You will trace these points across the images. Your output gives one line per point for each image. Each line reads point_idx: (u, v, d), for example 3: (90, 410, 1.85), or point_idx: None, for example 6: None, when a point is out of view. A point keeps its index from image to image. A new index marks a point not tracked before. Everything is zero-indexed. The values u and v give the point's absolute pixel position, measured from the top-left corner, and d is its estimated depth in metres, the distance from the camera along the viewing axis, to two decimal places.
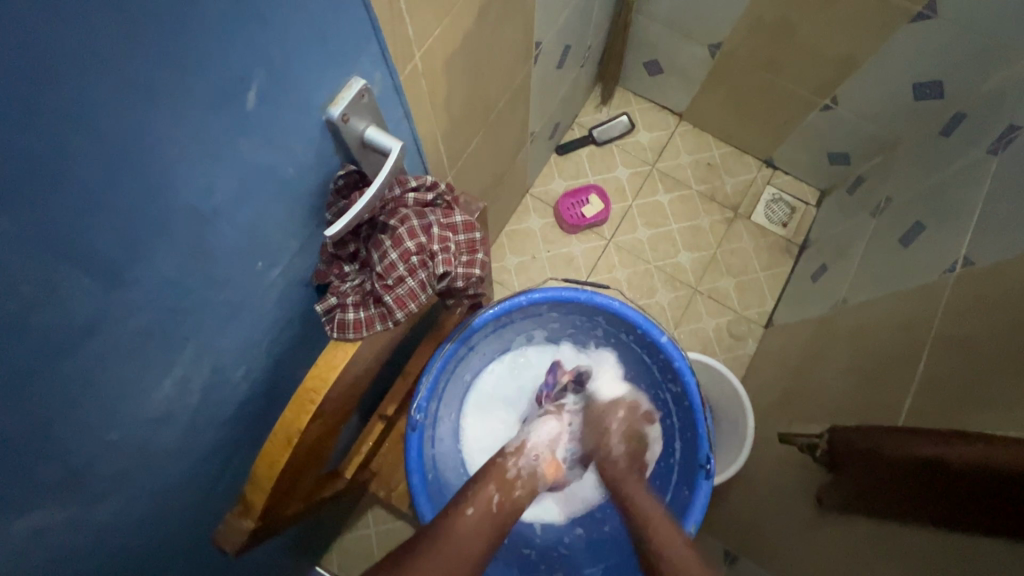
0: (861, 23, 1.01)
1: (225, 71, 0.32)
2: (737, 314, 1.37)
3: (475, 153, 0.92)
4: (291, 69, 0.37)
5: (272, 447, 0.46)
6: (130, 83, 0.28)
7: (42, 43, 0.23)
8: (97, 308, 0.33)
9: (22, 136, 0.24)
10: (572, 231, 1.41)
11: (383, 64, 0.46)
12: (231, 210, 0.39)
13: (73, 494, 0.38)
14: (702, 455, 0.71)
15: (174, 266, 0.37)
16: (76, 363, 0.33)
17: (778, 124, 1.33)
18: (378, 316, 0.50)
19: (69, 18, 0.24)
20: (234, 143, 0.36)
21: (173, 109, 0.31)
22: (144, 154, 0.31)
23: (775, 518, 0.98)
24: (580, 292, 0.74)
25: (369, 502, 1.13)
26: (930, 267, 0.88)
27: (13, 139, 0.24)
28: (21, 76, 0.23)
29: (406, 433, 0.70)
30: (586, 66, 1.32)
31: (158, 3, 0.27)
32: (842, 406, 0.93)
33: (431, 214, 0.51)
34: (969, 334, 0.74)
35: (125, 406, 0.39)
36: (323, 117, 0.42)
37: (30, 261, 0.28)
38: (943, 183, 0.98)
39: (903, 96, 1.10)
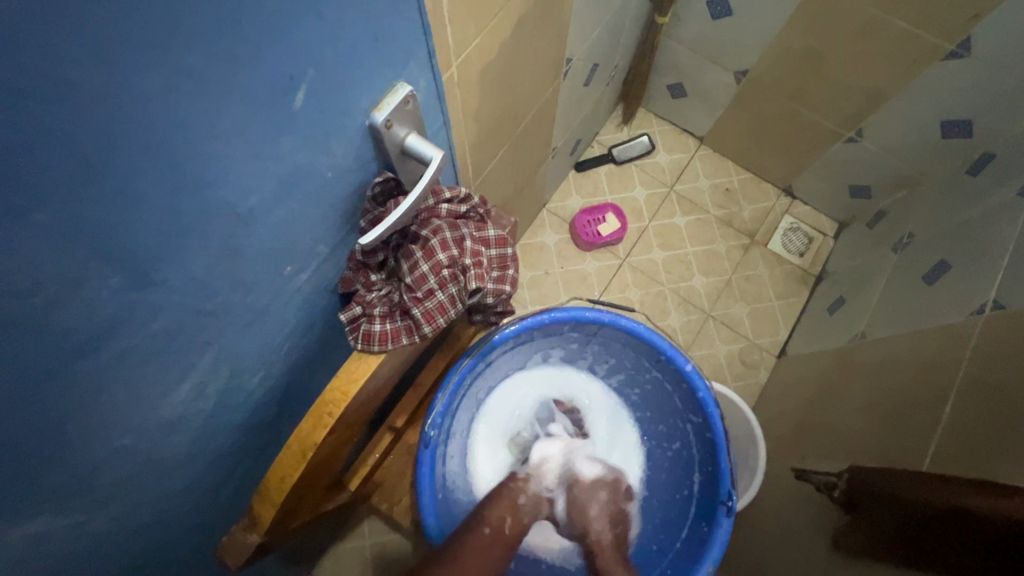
0: (892, 57, 1.01)
1: (276, 68, 0.31)
2: (750, 342, 1.34)
3: (499, 166, 0.91)
4: (340, 70, 0.35)
5: (285, 460, 0.44)
6: (182, 76, 0.27)
7: (98, 28, 0.22)
8: (123, 307, 0.31)
9: (65, 124, 0.23)
10: (587, 249, 1.39)
11: (428, 70, 0.45)
12: (266, 211, 0.38)
13: (76, 500, 0.36)
14: (724, 491, 0.68)
15: (203, 267, 0.35)
16: (95, 364, 0.32)
17: (800, 154, 1.32)
18: (405, 329, 0.49)
19: (129, 5, 0.23)
20: (277, 143, 0.35)
21: (221, 105, 0.30)
22: (188, 149, 0.30)
23: (785, 557, 0.94)
24: (603, 314, 0.72)
25: (365, 514, 1.10)
26: (957, 308, 0.86)
27: (55, 127, 0.23)
28: (72, 61, 0.22)
29: (419, 449, 0.69)
30: (611, 85, 1.31)
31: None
32: (860, 445, 0.90)
33: (463, 226, 0.50)
34: (999, 381, 0.71)
35: (138, 410, 0.37)
36: (366, 122, 0.41)
37: (63, 253, 0.27)
38: (970, 222, 0.96)
39: (931, 133, 1.09)
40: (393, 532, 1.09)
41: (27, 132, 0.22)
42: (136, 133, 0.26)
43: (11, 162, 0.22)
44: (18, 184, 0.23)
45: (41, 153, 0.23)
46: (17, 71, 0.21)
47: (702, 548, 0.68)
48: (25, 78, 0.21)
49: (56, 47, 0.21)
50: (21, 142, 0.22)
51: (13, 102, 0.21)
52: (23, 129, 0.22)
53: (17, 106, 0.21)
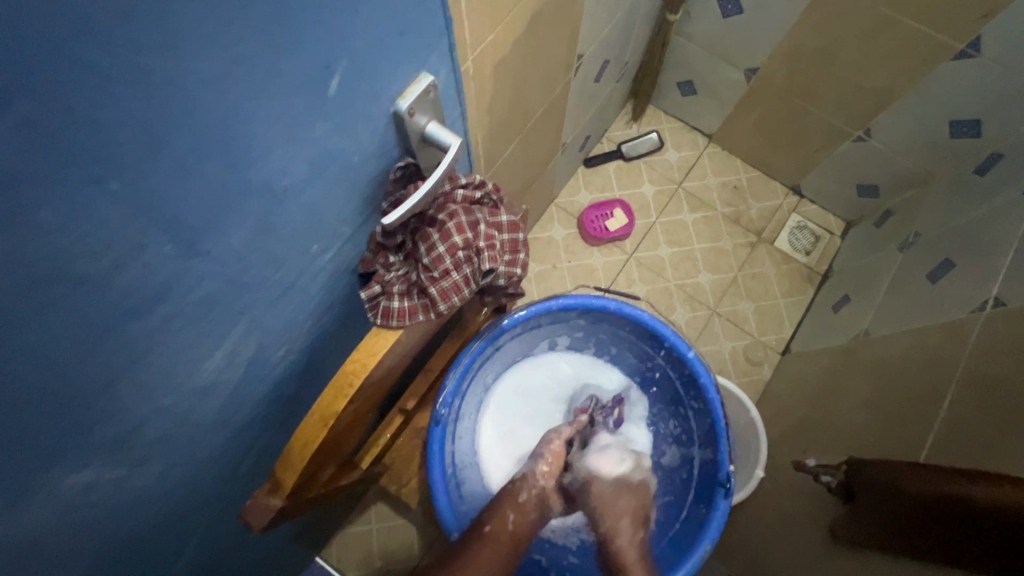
0: (901, 57, 1.02)
1: (315, 56, 0.34)
2: (754, 339, 1.36)
3: (510, 159, 0.94)
4: (370, 59, 0.38)
5: (308, 427, 0.47)
6: (231, 61, 0.30)
7: (163, 15, 0.25)
8: (173, 272, 0.35)
9: (136, 101, 0.27)
10: (594, 244, 1.41)
11: (449, 62, 0.47)
12: (299, 191, 0.40)
13: (119, 454, 0.39)
14: (722, 474, 0.72)
15: (242, 240, 0.38)
16: (146, 323, 0.35)
17: (808, 153, 1.33)
18: (421, 306, 0.51)
19: None
20: (312, 127, 0.37)
21: (264, 89, 0.32)
22: (234, 129, 0.32)
23: (784, 547, 0.96)
24: (610, 302, 0.75)
25: (374, 497, 1.13)
26: (959, 305, 0.88)
27: (129, 104, 0.26)
28: (142, 44, 0.25)
29: (429, 427, 0.72)
30: (622, 82, 1.33)
31: None
32: (860, 438, 0.92)
33: (478, 211, 0.53)
34: (997, 374, 0.73)
35: (179, 373, 0.40)
36: (390, 109, 0.43)
37: (122, 218, 0.30)
38: (975, 222, 0.97)
39: (939, 133, 1.10)
40: (401, 515, 1.12)
41: (99, 106, 0.25)
42: (189, 111, 0.29)
43: (90, 131, 0.26)
44: (89, 152, 0.26)
45: (116, 125, 0.26)
46: (94, 51, 0.24)
47: (700, 528, 0.70)
48: (99, 57, 0.24)
49: (126, 32, 0.24)
50: (93, 114, 0.25)
51: (89, 79, 0.24)
52: (96, 103, 0.25)
53: (92, 82, 0.24)
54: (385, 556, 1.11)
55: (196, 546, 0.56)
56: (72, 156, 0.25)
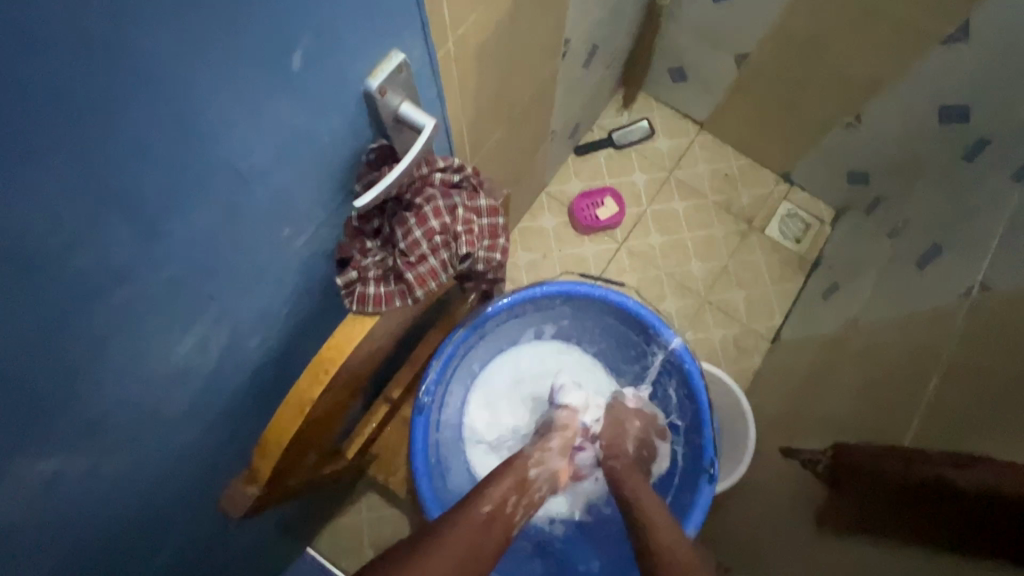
0: (890, 42, 1.01)
1: (276, 28, 0.33)
2: (745, 327, 1.36)
3: (497, 146, 0.93)
4: (336, 34, 0.37)
5: (284, 415, 0.46)
6: (186, 36, 0.28)
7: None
8: (133, 256, 0.33)
9: (82, 74, 0.25)
10: (585, 233, 1.41)
11: (422, 41, 0.46)
12: (266, 172, 0.39)
13: (87, 443, 0.39)
14: (707, 460, 0.72)
15: (207, 223, 0.37)
16: (107, 309, 0.34)
17: (799, 139, 1.32)
18: (398, 292, 0.50)
19: None
20: (277, 106, 0.36)
21: (222, 65, 0.31)
22: (193, 107, 0.31)
23: (770, 532, 0.97)
24: (594, 288, 0.75)
25: (364, 486, 1.13)
26: (946, 291, 0.88)
27: (73, 78, 0.25)
28: (88, 15, 0.24)
29: (413, 415, 0.72)
30: (612, 68, 1.31)
31: None
32: (847, 424, 0.92)
33: (456, 195, 0.52)
34: (981, 359, 0.73)
35: (146, 360, 0.39)
36: (361, 89, 0.42)
37: (75, 200, 0.28)
38: (965, 209, 0.97)
39: (928, 119, 1.10)
40: (390, 504, 1.12)
41: (41, 80, 0.24)
42: (142, 88, 0.28)
43: (31, 106, 0.24)
44: (33, 130, 0.25)
45: (61, 102, 0.25)
46: (34, 22, 0.22)
47: (684, 513, 0.71)
48: (38, 29, 0.23)
49: (69, 1, 0.23)
50: (33, 86, 0.24)
51: (29, 53, 0.23)
52: (38, 77, 0.24)
53: (32, 55, 0.23)
54: (375, 545, 1.11)
55: (176, 535, 0.56)
56: (16, 134, 0.24)
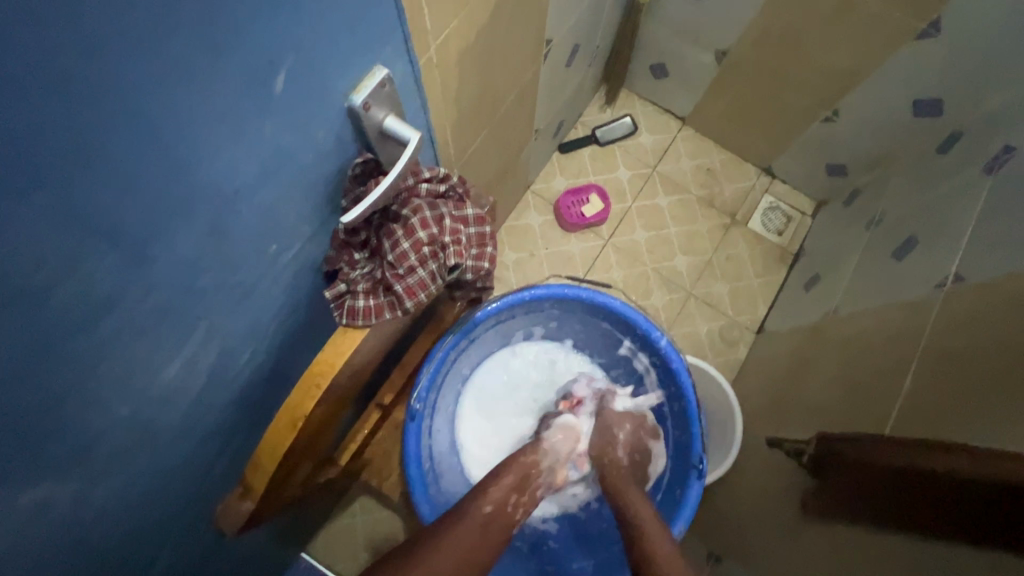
0: (865, 38, 1.03)
1: (258, 51, 0.33)
2: (730, 320, 1.38)
3: (481, 148, 0.93)
4: (319, 53, 0.37)
5: (276, 430, 0.46)
6: (166, 63, 0.28)
7: (92, 19, 0.24)
8: (118, 282, 0.33)
9: (62, 109, 0.25)
10: (571, 230, 1.42)
11: (405, 53, 0.46)
12: (251, 191, 0.39)
13: (77, 467, 0.38)
14: (696, 456, 0.73)
15: (193, 245, 0.37)
16: (94, 337, 0.34)
17: (778, 134, 1.34)
18: (388, 304, 0.50)
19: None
20: (261, 126, 0.36)
21: (205, 89, 0.31)
22: (175, 131, 0.31)
23: (758, 521, 0.99)
24: (582, 290, 0.75)
25: (357, 491, 1.13)
26: (923, 281, 0.90)
27: (53, 113, 0.25)
28: (65, 47, 0.24)
29: (405, 422, 0.72)
30: (594, 65, 1.32)
31: None
32: (829, 413, 0.95)
33: (443, 206, 0.52)
34: (956, 349, 0.75)
35: (135, 382, 0.39)
36: (346, 105, 0.42)
37: (59, 233, 0.28)
38: (939, 199, 1.00)
39: (903, 113, 1.12)
40: (384, 508, 1.13)
41: (22, 118, 0.24)
42: (124, 116, 0.28)
43: (13, 145, 0.24)
44: (15, 164, 0.24)
45: (41, 138, 0.25)
46: (12, 59, 0.22)
47: (675, 509, 0.72)
48: (17, 67, 0.22)
49: (47, 36, 0.23)
50: (15, 127, 0.24)
51: (11, 92, 0.23)
52: (17, 115, 0.23)
53: (15, 93, 0.23)
54: (370, 549, 1.11)
55: (170, 552, 0.55)
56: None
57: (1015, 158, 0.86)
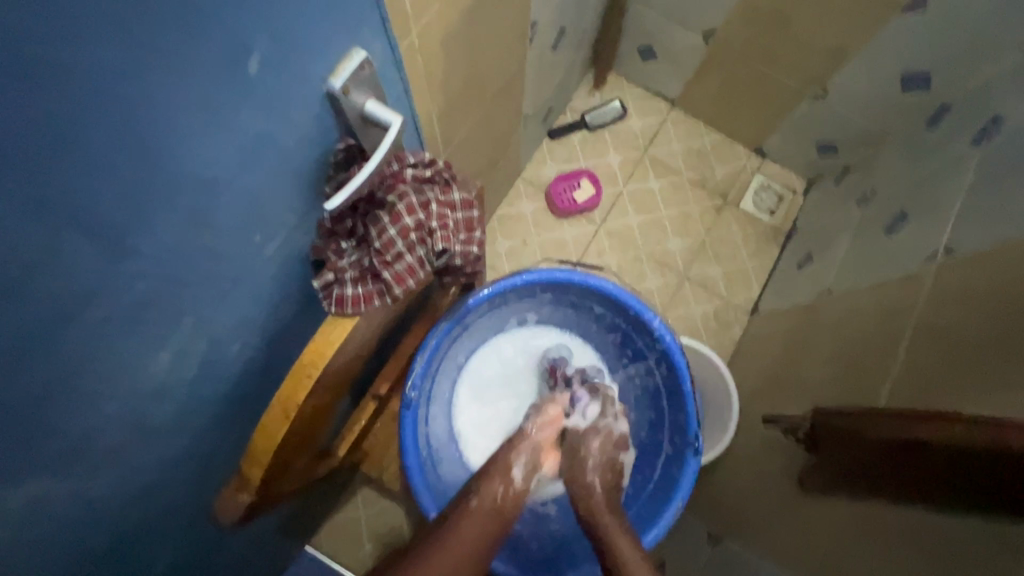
0: (852, 12, 1.02)
1: (231, 33, 0.32)
2: (724, 301, 1.39)
3: (469, 135, 0.92)
4: (293, 36, 0.36)
5: (270, 422, 0.46)
6: (139, 48, 0.27)
7: (58, 3, 0.23)
8: (99, 276, 0.32)
9: (36, 97, 0.24)
10: (563, 216, 1.41)
11: (383, 36, 0.46)
12: (231, 178, 0.38)
13: (71, 464, 0.38)
14: (692, 434, 0.74)
15: (174, 235, 0.36)
16: (79, 331, 0.33)
17: (767, 113, 1.34)
18: (377, 292, 0.50)
19: None
20: (236, 111, 0.36)
21: (176, 73, 0.30)
22: (149, 119, 0.30)
23: (756, 498, 1.00)
24: (574, 275, 0.75)
25: (358, 483, 1.14)
26: (914, 255, 0.91)
27: (27, 101, 0.24)
28: (32, 33, 0.23)
29: (401, 411, 0.72)
30: (581, 49, 1.31)
31: None
32: (823, 389, 0.96)
33: (429, 191, 0.52)
34: (948, 320, 0.76)
35: (125, 377, 0.38)
36: (324, 89, 0.42)
37: (37, 225, 0.27)
38: (929, 173, 1.00)
39: (892, 88, 1.12)
40: (386, 499, 1.13)
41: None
42: (96, 104, 0.27)
43: None
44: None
45: (16, 128, 0.24)
46: None
47: (673, 486, 0.73)
48: None
49: (16, 21, 0.22)
50: None
51: None
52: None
53: None
54: (374, 539, 1.12)
55: (171, 548, 0.56)
56: None
57: (1003, 129, 0.86)
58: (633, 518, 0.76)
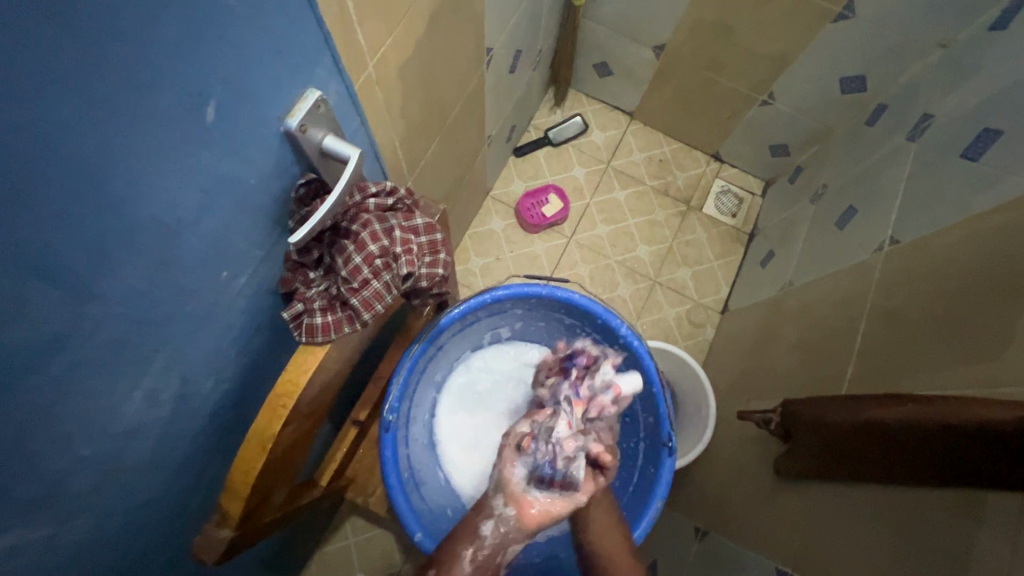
0: (787, 24, 1.08)
1: (187, 85, 0.34)
2: (695, 303, 1.43)
3: (434, 159, 0.95)
4: (247, 83, 0.38)
5: (246, 453, 0.47)
6: (100, 105, 0.29)
7: (26, 71, 0.25)
8: (69, 321, 0.33)
9: (6, 162, 0.25)
10: (534, 231, 1.44)
11: (339, 74, 0.48)
12: (194, 222, 0.40)
13: (43, 513, 0.38)
14: (665, 435, 0.75)
15: (141, 278, 0.37)
16: (47, 380, 0.33)
17: (721, 120, 1.40)
18: (346, 318, 0.51)
19: (47, 49, 0.25)
20: (197, 158, 0.37)
21: (139, 125, 0.32)
22: (114, 170, 0.32)
23: (735, 490, 1.03)
24: (542, 288, 0.77)
25: (345, 512, 1.13)
26: (865, 245, 0.96)
27: (0, 166, 0.25)
28: (5, 106, 0.24)
29: (380, 435, 0.72)
30: (539, 69, 1.35)
31: (132, 24, 0.28)
32: (791, 379, 1.00)
33: (391, 218, 0.54)
34: (897, 305, 0.80)
35: (96, 421, 0.39)
36: (282, 129, 0.44)
37: (11, 278, 0.28)
38: (872, 168, 1.06)
39: (833, 91, 1.18)
40: (374, 527, 1.12)
41: None
42: (61, 163, 0.28)
43: None
44: None
45: None
46: None
47: (650, 487, 0.75)
48: None
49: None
50: None
51: None
52: None
53: None
54: (365, 566, 1.11)
55: None
56: None
57: (933, 124, 0.93)
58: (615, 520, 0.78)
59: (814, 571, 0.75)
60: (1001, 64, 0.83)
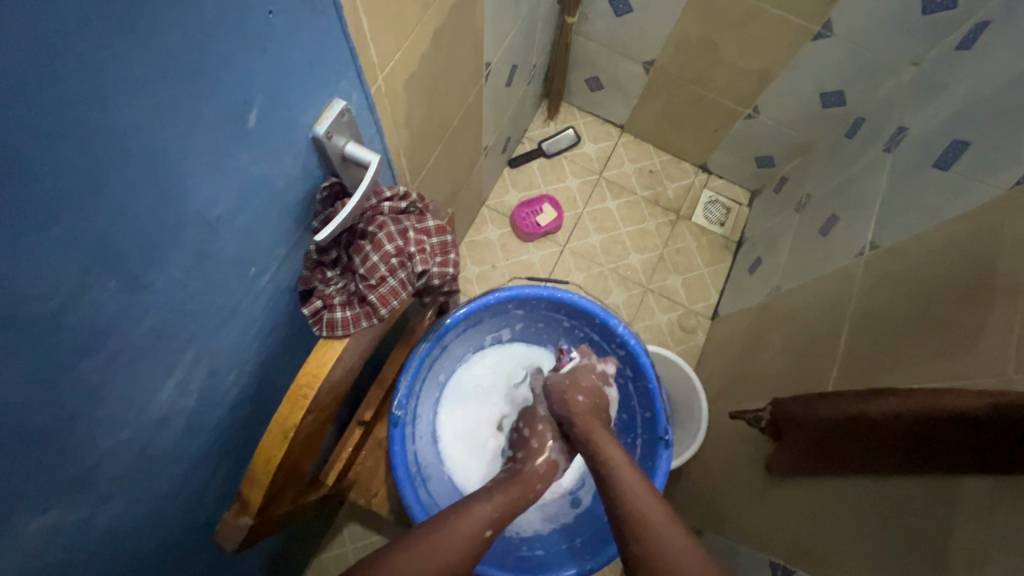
0: (768, 42, 1.14)
1: (232, 92, 0.37)
2: (686, 309, 1.47)
3: (435, 168, 0.98)
4: (282, 92, 0.41)
5: (268, 443, 0.49)
6: (158, 108, 0.32)
7: (100, 75, 0.28)
8: (117, 307, 0.36)
9: (76, 155, 0.28)
10: (529, 240, 1.48)
11: (359, 86, 0.52)
12: (229, 220, 0.42)
13: (81, 494, 0.40)
14: (661, 429, 0.79)
15: (181, 270, 0.40)
16: (95, 363, 0.36)
17: (708, 133, 1.46)
18: (364, 314, 0.54)
19: (119, 56, 0.28)
20: (235, 160, 0.40)
21: (189, 128, 0.35)
22: (165, 167, 0.34)
23: (727, 488, 1.06)
24: (543, 289, 0.81)
25: (345, 517, 1.14)
26: (847, 250, 1.01)
27: (72, 159, 0.28)
28: (79, 105, 0.27)
29: (388, 431, 0.74)
30: (533, 83, 1.40)
31: (190, 37, 0.32)
32: (780, 380, 1.04)
33: (406, 220, 0.57)
34: (877, 306, 0.85)
35: (132, 407, 0.41)
36: (310, 135, 0.47)
37: (74, 262, 0.31)
38: (852, 178, 1.12)
39: (814, 105, 1.24)
40: (373, 530, 1.13)
41: (47, 165, 0.27)
42: (122, 159, 0.31)
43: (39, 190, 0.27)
44: (42, 206, 0.28)
45: (60, 183, 0.28)
46: (44, 118, 0.26)
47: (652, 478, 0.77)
48: (41, 121, 0.26)
49: (63, 91, 0.26)
50: (37, 178, 0.27)
51: (39, 139, 0.26)
52: (42, 158, 0.27)
53: (40, 142, 0.26)
54: None
55: None
56: (30, 210, 0.27)
57: (907, 136, 0.98)
58: (614, 513, 0.80)
59: (803, 561, 0.78)
60: (968, 81, 0.89)
